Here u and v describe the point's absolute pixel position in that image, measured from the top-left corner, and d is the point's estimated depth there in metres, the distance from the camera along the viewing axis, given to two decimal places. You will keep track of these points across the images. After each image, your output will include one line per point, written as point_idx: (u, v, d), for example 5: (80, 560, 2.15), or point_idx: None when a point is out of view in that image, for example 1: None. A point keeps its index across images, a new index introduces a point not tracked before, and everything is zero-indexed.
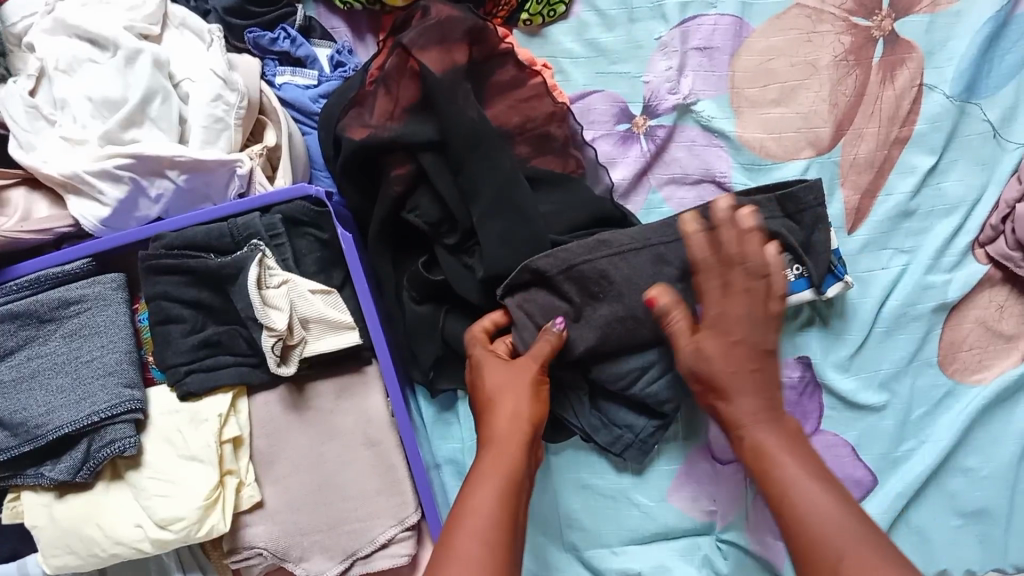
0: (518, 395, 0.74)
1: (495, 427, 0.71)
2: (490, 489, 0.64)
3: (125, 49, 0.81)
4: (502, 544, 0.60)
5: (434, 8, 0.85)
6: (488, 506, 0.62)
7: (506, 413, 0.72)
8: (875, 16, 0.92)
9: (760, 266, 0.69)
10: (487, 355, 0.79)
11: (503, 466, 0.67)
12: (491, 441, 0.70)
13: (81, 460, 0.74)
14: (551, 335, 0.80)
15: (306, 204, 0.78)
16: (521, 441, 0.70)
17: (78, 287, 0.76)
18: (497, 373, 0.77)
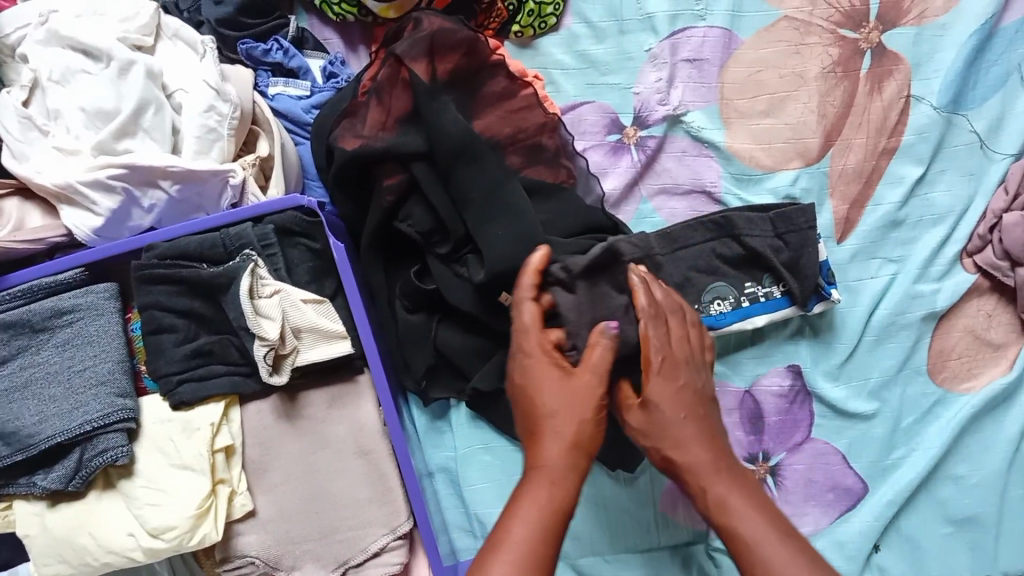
0: (576, 420, 0.64)
1: (546, 455, 0.63)
2: (530, 521, 0.59)
3: (119, 60, 0.82)
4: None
5: (426, 19, 0.86)
6: (526, 550, 0.57)
7: (561, 442, 0.63)
8: (862, 29, 0.94)
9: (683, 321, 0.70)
10: (537, 357, 0.67)
11: (544, 500, 0.60)
12: (538, 469, 0.62)
13: (73, 469, 0.74)
14: (605, 341, 0.67)
15: (298, 214, 0.78)
16: (573, 476, 0.62)
17: (72, 297, 0.76)
18: (560, 382, 0.66)
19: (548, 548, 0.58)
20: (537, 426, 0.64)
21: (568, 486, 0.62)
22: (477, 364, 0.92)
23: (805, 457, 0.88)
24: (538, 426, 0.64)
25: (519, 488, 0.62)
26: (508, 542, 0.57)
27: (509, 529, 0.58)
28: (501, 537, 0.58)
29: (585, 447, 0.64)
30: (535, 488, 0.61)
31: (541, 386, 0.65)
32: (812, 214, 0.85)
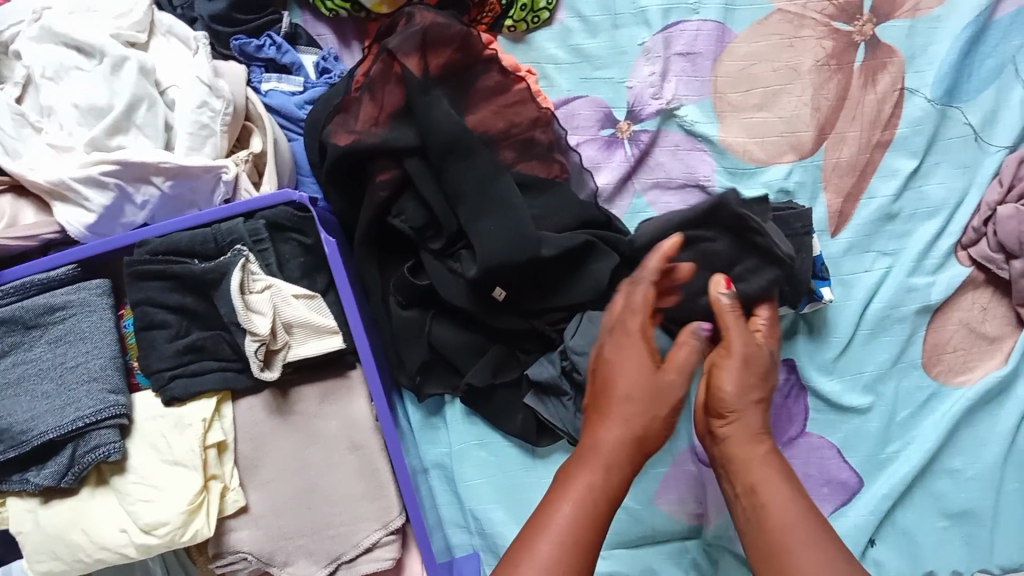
0: (640, 407, 0.67)
1: (605, 438, 0.67)
2: (575, 501, 0.63)
3: (112, 56, 0.82)
4: (582, 564, 0.61)
5: (419, 14, 0.86)
6: (571, 528, 0.62)
7: (623, 429, 0.67)
8: (856, 21, 0.94)
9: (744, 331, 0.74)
10: (636, 338, 0.70)
11: (590, 484, 0.64)
12: (596, 450, 0.66)
13: (66, 465, 0.74)
14: (697, 341, 0.71)
15: (290, 209, 0.78)
16: (624, 461, 0.66)
17: (64, 293, 0.77)
18: (637, 371, 0.69)
19: (594, 526, 0.63)
20: (603, 407, 0.69)
21: (620, 470, 0.66)
22: (471, 359, 0.92)
23: (800, 452, 0.88)
24: (604, 406, 0.69)
25: (573, 462, 0.67)
26: (557, 519, 0.62)
27: (558, 509, 0.63)
28: (547, 512, 0.63)
29: (643, 439, 0.67)
30: (588, 469, 0.65)
31: (622, 367, 0.69)
32: (808, 219, 0.86)
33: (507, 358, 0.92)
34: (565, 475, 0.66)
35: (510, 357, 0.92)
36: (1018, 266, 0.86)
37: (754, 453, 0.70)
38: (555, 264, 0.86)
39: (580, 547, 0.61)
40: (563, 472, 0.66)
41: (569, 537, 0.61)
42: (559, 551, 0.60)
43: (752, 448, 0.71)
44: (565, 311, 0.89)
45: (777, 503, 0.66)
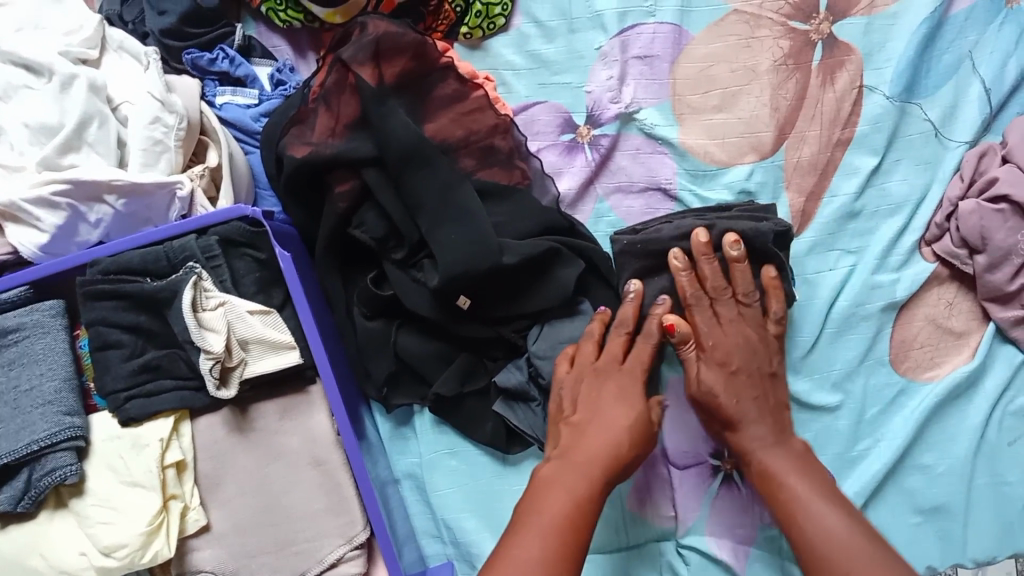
0: (620, 430, 0.76)
1: (590, 451, 0.73)
2: (563, 498, 0.68)
3: (60, 75, 0.81)
4: (570, 552, 0.64)
5: (372, 23, 0.85)
6: (559, 521, 0.66)
7: (606, 445, 0.74)
8: (812, 20, 0.93)
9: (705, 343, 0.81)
10: (629, 386, 0.80)
11: (577, 486, 0.70)
12: (580, 462, 0.72)
13: (21, 490, 0.72)
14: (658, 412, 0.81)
15: (243, 225, 0.77)
16: (606, 471, 0.72)
17: (16, 315, 0.76)
18: (617, 410, 0.77)
19: (581, 521, 0.67)
20: (589, 428, 0.76)
21: (600, 481, 0.71)
22: (439, 368, 0.91)
23: None
24: (589, 427, 0.76)
25: (555, 473, 0.72)
26: (547, 515, 0.66)
27: (547, 506, 0.67)
28: (538, 508, 0.68)
29: (624, 458, 0.74)
30: (575, 473, 0.71)
31: (606, 408, 0.78)
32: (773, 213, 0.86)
33: (474, 367, 0.91)
34: (551, 481, 0.71)
35: (477, 365, 0.91)
36: (982, 260, 0.86)
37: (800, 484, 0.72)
38: (518, 273, 0.85)
39: (564, 531, 0.65)
40: (550, 477, 0.72)
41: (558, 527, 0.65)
42: (549, 541, 0.64)
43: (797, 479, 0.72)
44: (529, 318, 0.89)
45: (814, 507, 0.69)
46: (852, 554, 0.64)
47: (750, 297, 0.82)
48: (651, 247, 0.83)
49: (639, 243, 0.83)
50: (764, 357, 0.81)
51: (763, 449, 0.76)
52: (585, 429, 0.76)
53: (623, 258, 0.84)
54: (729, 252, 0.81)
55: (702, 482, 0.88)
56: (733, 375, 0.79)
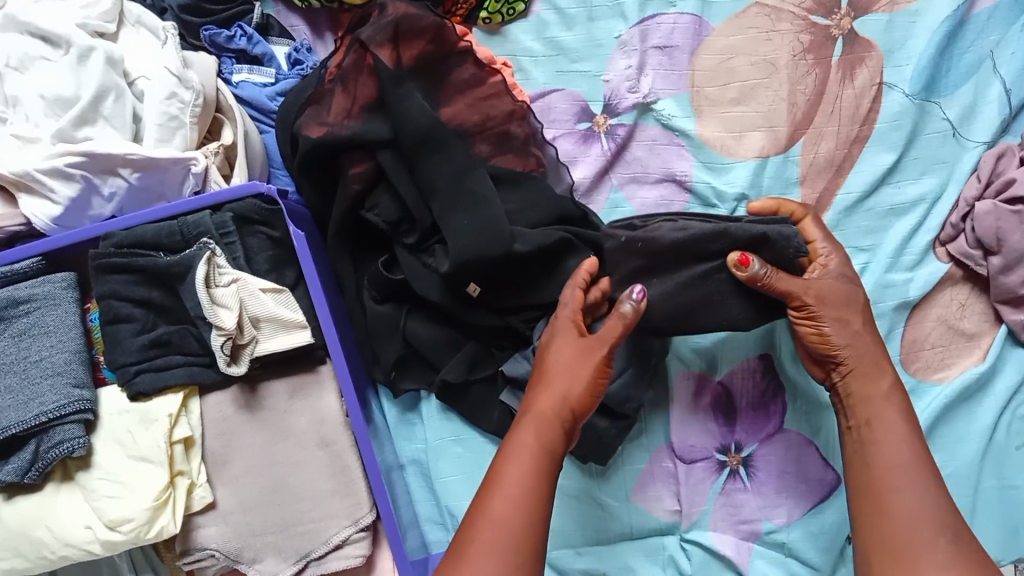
0: (575, 376, 0.75)
1: (540, 402, 0.74)
2: (520, 455, 0.69)
3: (77, 47, 0.80)
4: (537, 512, 0.66)
5: (391, 5, 0.84)
6: (520, 491, 0.67)
7: (556, 397, 0.74)
8: (833, 15, 0.93)
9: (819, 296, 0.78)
10: (564, 324, 0.79)
11: (530, 443, 0.70)
12: (532, 411, 0.73)
13: (29, 461, 0.72)
14: (625, 313, 0.76)
15: (258, 202, 0.78)
16: (561, 424, 0.73)
17: (27, 286, 0.75)
18: (560, 350, 0.77)
19: (538, 475, 0.68)
20: (542, 381, 0.76)
21: (555, 429, 0.72)
22: (446, 355, 0.90)
23: (777, 448, 0.87)
24: (544, 380, 0.75)
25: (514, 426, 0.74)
26: (510, 478, 0.67)
27: (506, 464, 0.69)
28: (496, 472, 0.69)
29: (578, 405, 0.75)
30: (528, 426, 0.72)
31: (552, 351, 0.77)
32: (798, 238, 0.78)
33: (481, 355, 0.90)
34: (510, 437, 0.72)
35: (485, 354, 0.91)
36: (996, 262, 0.85)
37: (903, 464, 0.71)
38: (529, 261, 0.85)
39: (532, 502, 0.66)
40: (510, 438, 0.72)
41: (514, 486, 0.67)
42: (516, 507, 0.65)
43: (900, 458, 0.71)
44: (539, 309, 0.88)
45: (894, 436, 0.73)
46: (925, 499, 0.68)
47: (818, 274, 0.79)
48: (653, 246, 0.78)
49: (637, 240, 0.78)
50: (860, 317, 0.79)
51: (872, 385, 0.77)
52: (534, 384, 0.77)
53: (619, 256, 0.79)
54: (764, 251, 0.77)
55: (709, 478, 0.88)
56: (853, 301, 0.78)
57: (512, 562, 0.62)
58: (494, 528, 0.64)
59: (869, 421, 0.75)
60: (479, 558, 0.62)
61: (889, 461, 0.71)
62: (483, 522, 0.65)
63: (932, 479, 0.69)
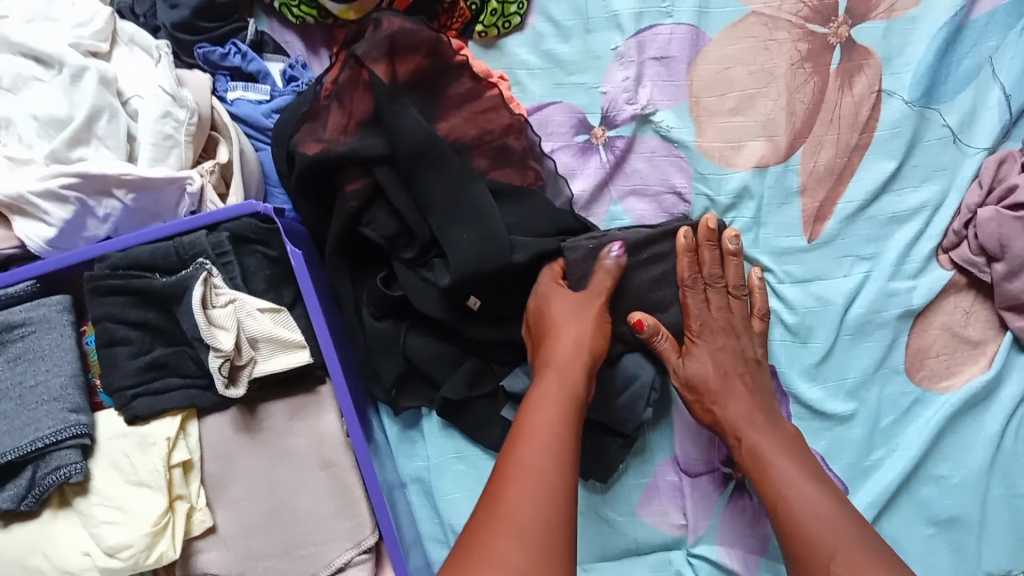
0: (580, 322, 0.78)
1: (556, 352, 0.76)
2: (547, 401, 0.71)
3: (71, 67, 0.79)
4: (568, 450, 0.67)
5: (386, 19, 0.83)
6: (552, 434, 0.67)
7: (570, 345, 0.76)
8: (831, 23, 0.92)
9: (698, 330, 0.84)
10: (552, 287, 0.82)
11: (554, 389, 0.72)
12: (551, 363, 0.75)
13: (26, 488, 0.71)
14: (609, 267, 0.82)
15: (254, 221, 0.76)
16: (580, 368, 0.75)
17: (22, 310, 0.74)
18: (559, 303, 0.80)
19: (566, 417, 0.70)
20: (553, 333, 0.78)
21: (576, 375, 0.74)
22: (447, 371, 0.89)
23: None
24: (553, 333, 0.78)
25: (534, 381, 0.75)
26: (541, 421, 0.68)
27: (530, 412, 0.70)
28: (523, 420, 0.70)
29: (590, 348, 0.77)
30: (550, 377, 0.74)
31: (555, 306, 0.80)
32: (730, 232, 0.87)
33: (482, 370, 0.89)
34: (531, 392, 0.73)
35: (485, 370, 0.90)
36: (1000, 268, 0.85)
37: (775, 446, 0.75)
38: (526, 271, 0.84)
39: (563, 440, 0.67)
40: (533, 390, 0.73)
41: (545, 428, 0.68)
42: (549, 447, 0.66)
43: (770, 442, 0.75)
44: None
45: (759, 432, 0.77)
46: (801, 474, 0.71)
47: (738, 291, 0.86)
48: (616, 249, 0.83)
49: (603, 245, 0.83)
50: (749, 343, 0.85)
51: (726, 401, 0.80)
52: (543, 342, 0.79)
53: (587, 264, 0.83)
54: (729, 244, 0.85)
55: (714, 489, 0.87)
56: (735, 330, 0.84)
57: (554, 497, 0.62)
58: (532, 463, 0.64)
59: (735, 432, 0.78)
60: (518, 495, 0.61)
61: (764, 451, 0.75)
62: (520, 463, 0.64)
63: (799, 463, 0.73)
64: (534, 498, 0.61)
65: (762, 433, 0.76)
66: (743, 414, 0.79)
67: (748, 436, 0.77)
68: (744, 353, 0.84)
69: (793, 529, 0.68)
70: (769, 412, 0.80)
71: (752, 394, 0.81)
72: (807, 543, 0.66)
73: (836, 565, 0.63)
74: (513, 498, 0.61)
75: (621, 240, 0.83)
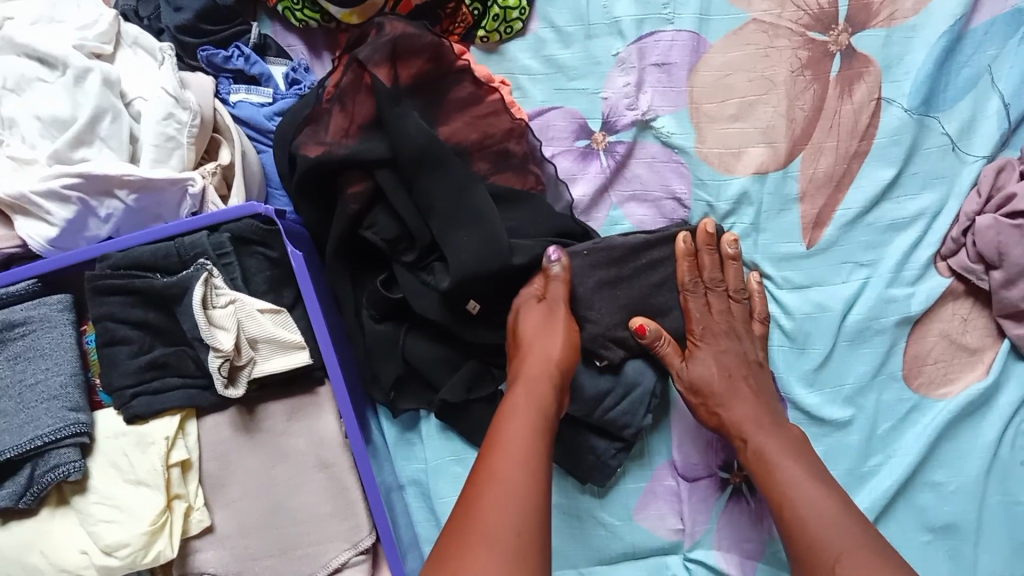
0: (549, 340, 0.80)
1: (528, 367, 0.77)
2: (519, 413, 0.71)
3: (74, 68, 0.80)
4: (538, 460, 0.67)
5: (389, 23, 0.84)
6: (522, 444, 0.68)
7: (540, 362, 0.77)
8: (831, 31, 0.93)
9: (699, 334, 0.85)
10: (526, 301, 0.84)
11: (526, 403, 0.73)
12: (522, 378, 0.76)
13: (24, 486, 0.71)
14: (557, 275, 0.83)
15: (255, 222, 0.77)
16: (549, 382, 0.76)
17: (23, 309, 0.75)
18: (529, 321, 0.82)
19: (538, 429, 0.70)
20: (523, 351, 0.79)
21: (546, 390, 0.75)
22: (446, 374, 0.90)
23: None
24: (523, 350, 0.79)
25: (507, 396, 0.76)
26: (512, 433, 0.69)
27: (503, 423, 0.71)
28: (496, 431, 0.70)
29: (559, 363, 0.78)
30: (522, 391, 0.75)
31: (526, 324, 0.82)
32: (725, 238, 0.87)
33: (481, 373, 0.90)
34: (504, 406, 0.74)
35: (484, 373, 0.90)
36: (998, 276, 0.85)
37: (779, 449, 0.75)
38: (525, 273, 0.86)
39: (534, 450, 0.67)
40: (507, 403, 0.74)
41: (517, 438, 0.68)
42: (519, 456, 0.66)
43: (774, 446, 0.76)
44: None
45: (765, 435, 0.77)
46: (807, 477, 0.71)
47: (739, 295, 0.86)
48: (615, 255, 0.84)
49: (601, 250, 0.84)
50: (752, 345, 0.85)
51: (731, 404, 0.81)
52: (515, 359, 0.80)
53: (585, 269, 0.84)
54: (728, 249, 0.85)
55: (712, 495, 0.87)
56: (738, 332, 0.85)
57: (524, 504, 0.62)
58: (499, 472, 0.65)
59: (741, 435, 0.79)
60: (492, 501, 0.62)
61: (769, 455, 0.75)
62: (491, 472, 0.65)
63: (804, 466, 0.73)
64: (505, 505, 0.61)
65: (767, 436, 0.77)
66: (748, 417, 0.79)
67: (754, 440, 0.77)
68: (748, 355, 0.84)
69: (799, 532, 0.68)
70: (774, 414, 0.80)
71: (756, 397, 0.81)
72: (811, 548, 0.66)
73: (841, 566, 0.63)
74: (491, 509, 0.61)
75: (618, 244, 0.84)
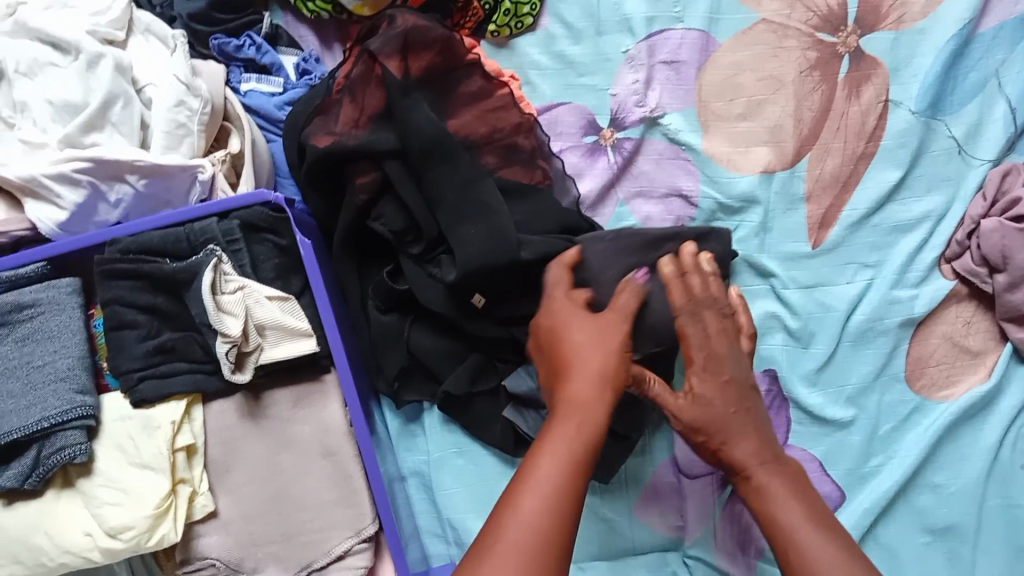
0: (603, 351, 0.67)
1: (574, 386, 0.65)
2: (556, 450, 0.59)
3: (87, 53, 0.80)
4: (571, 510, 0.56)
5: (401, 16, 0.85)
6: (555, 484, 0.56)
7: (589, 378, 0.65)
8: (840, 32, 0.93)
9: (698, 360, 0.73)
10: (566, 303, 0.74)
11: (571, 430, 0.61)
12: (568, 399, 0.64)
13: (30, 467, 0.72)
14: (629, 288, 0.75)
15: (264, 210, 0.77)
16: (601, 410, 0.63)
17: (32, 290, 0.75)
18: (578, 328, 0.70)
19: (576, 471, 0.58)
20: (570, 359, 0.67)
21: (598, 417, 0.63)
22: (450, 366, 0.90)
23: None
24: (569, 362, 0.67)
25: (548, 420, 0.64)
26: (545, 467, 0.58)
27: (537, 462, 0.58)
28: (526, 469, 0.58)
29: (613, 382, 0.66)
30: (569, 415, 0.62)
31: (572, 329, 0.70)
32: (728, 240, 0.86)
33: (484, 367, 0.90)
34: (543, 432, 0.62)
35: (488, 367, 0.90)
36: (1002, 279, 0.85)
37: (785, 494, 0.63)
38: (535, 270, 0.85)
39: (565, 492, 0.56)
40: (546, 432, 0.62)
41: (547, 489, 0.56)
42: (548, 500, 0.55)
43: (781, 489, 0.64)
44: None
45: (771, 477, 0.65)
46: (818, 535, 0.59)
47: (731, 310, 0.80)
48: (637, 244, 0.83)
49: (626, 238, 0.84)
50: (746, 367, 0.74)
51: (729, 443, 0.68)
52: (559, 371, 0.68)
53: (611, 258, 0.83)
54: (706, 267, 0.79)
55: (712, 493, 0.87)
56: (731, 356, 0.73)
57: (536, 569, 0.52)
58: (517, 525, 0.54)
59: (747, 475, 0.66)
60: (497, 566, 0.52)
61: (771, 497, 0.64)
62: (505, 521, 0.55)
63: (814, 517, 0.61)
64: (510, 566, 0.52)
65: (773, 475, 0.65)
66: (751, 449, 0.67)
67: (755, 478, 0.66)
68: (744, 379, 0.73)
69: None
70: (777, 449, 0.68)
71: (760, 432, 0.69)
72: None
73: None
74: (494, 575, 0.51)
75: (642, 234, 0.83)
